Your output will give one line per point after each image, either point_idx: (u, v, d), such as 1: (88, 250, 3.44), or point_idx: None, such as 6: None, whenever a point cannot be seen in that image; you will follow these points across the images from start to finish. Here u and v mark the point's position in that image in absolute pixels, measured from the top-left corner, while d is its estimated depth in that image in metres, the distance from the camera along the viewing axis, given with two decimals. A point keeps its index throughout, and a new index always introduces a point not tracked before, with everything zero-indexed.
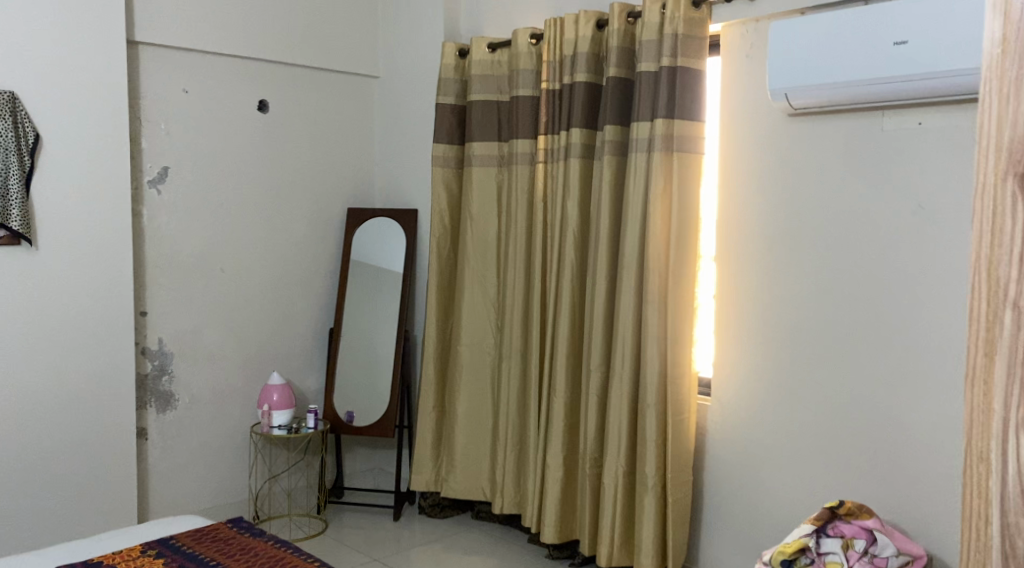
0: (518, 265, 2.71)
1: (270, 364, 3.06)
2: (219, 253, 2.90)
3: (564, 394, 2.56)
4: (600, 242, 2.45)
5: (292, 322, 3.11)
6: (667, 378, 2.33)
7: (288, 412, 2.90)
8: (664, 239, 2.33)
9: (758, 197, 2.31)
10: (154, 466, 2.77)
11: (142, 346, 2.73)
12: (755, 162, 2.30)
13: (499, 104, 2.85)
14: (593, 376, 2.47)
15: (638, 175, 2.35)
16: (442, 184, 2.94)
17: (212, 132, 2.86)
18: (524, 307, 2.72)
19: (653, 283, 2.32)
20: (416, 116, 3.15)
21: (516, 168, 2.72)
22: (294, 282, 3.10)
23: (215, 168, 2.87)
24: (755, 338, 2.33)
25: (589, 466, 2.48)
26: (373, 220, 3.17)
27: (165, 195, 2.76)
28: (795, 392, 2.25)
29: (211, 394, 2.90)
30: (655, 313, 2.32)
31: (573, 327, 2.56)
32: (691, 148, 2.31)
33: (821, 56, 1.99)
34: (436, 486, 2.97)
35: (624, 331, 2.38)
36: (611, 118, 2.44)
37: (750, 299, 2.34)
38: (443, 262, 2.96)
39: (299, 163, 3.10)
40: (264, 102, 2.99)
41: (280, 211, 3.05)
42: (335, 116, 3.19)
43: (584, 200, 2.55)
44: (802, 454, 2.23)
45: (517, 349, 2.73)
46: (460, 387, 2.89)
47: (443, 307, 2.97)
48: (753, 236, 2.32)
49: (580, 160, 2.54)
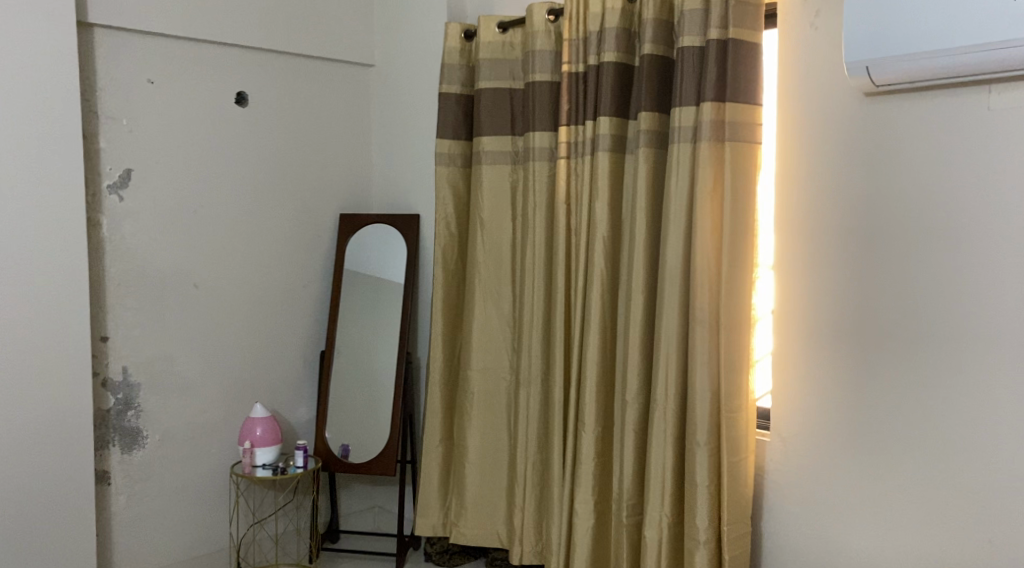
0: (537, 278, 2.35)
1: (255, 393, 2.68)
2: (193, 267, 2.52)
3: (593, 430, 2.19)
4: (635, 249, 2.08)
5: (279, 345, 2.73)
6: (720, 413, 1.95)
7: (274, 449, 2.54)
8: (715, 247, 1.97)
9: (825, 194, 1.94)
10: (120, 514, 2.40)
11: (102, 377, 2.36)
12: (824, 152, 1.93)
13: (511, 92, 2.48)
14: (629, 408, 2.09)
15: (682, 171, 1.99)
16: (448, 185, 2.58)
17: (183, 129, 2.49)
18: (544, 326, 2.35)
19: (703, 299, 1.95)
20: (418, 109, 2.77)
21: (533, 164, 2.35)
22: (281, 299, 2.73)
23: (188, 170, 2.50)
24: (824, 361, 1.96)
25: (625, 514, 2.11)
26: (370, 228, 2.79)
27: (128, 202, 2.39)
28: (876, 427, 1.88)
29: (186, 430, 2.53)
30: (704, 334, 1.95)
31: (603, 350, 2.19)
32: (746, 136, 1.94)
33: (916, 18, 1.63)
34: (444, 531, 2.60)
35: (667, 356, 2.01)
36: (646, 103, 2.08)
37: (819, 315, 1.96)
38: (450, 275, 2.60)
39: (285, 165, 2.72)
40: (242, 94, 2.61)
41: (264, 219, 2.68)
42: (326, 110, 2.81)
43: (615, 201, 2.19)
44: (887, 500, 1.87)
45: (536, 374, 2.36)
46: (471, 418, 2.52)
47: (450, 325, 2.61)
48: (820, 240, 1.95)
49: (610, 154, 2.17)
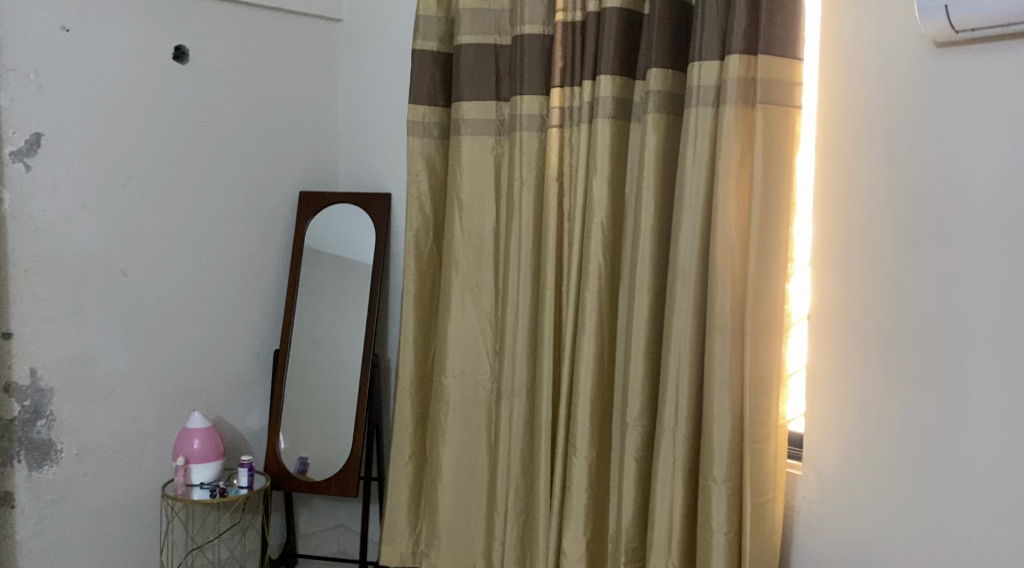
0: (522, 270, 1.97)
1: (196, 399, 2.30)
2: (119, 251, 2.14)
3: (586, 456, 1.80)
4: (639, 239, 1.70)
5: (225, 342, 2.35)
6: (743, 441, 1.58)
7: (214, 466, 2.17)
8: (739, 236, 1.58)
9: (875, 172, 1.55)
10: (27, 542, 2.04)
11: (5, 381, 1.99)
12: (875, 120, 1.54)
13: (496, 50, 2.09)
14: (630, 430, 1.71)
15: (700, 143, 1.60)
16: (422, 160, 2.20)
17: (107, 87, 2.10)
18: (530, 329, 1.97)
19: (724, 302, 1.57)
20: (389, 70, 2.38)
21: (519, 134, 1.96)
22: (229, 289, 2.35)
23: (113, 136, 2.12)
24: (871, 379, 1.57)
25: (624, 559, 1.73)
26: (334, 208, 2.41)
27: (37, 172, 2.01)
28: (937, 466, 1.49)
29: (111, 442, 2.15)
30: (724, 345, 1.57)
31: (599, 360, 1.81)
32: (782, 98, 1.56)
33: None
34: (413, 562, 2.23)
35: (678, 368, 1.63)
36: (657, 57, 1.68)
37: (866, 322, 1.57)
38: (423, 264, 2.22)
39: (233, 133, 2.33)
40: (182, 49, 2.22)
41: (208, 196, 2.29)
42: (284, 70, 2.41)
43: (616, 180, 1.80)
44: (952, 556, 1.49)
45: (520, 386, 1.98)
46: (444, 432, 2.15)
47: (424, 323, 2.24)
48: (869, 230, 1.56)
49: (612, 119, 1.78)
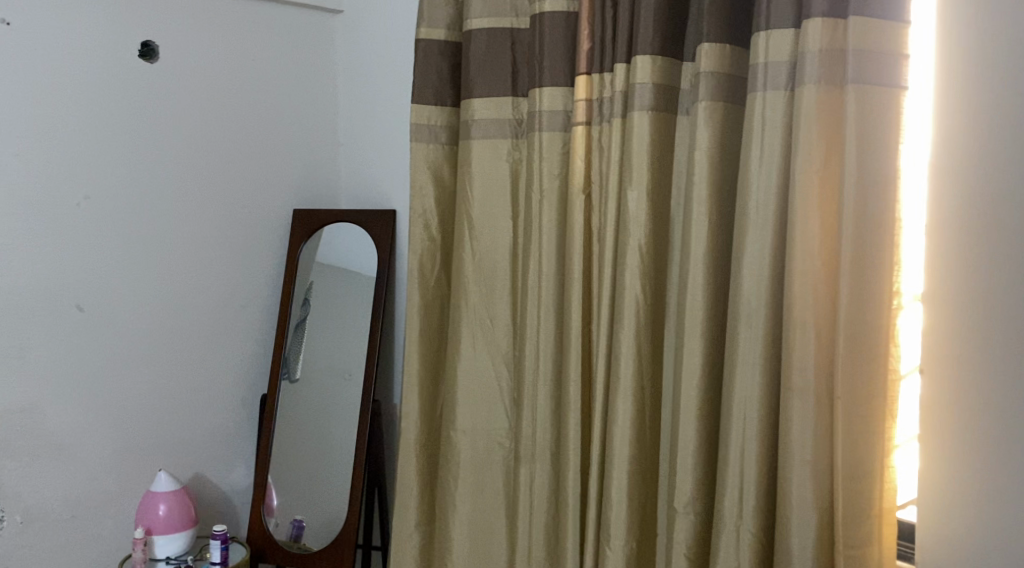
0: (544, 305, 1.58)
1: (167, 453, 1.97)
2: (73, 282, 1.83)
3: (624, 545, 1.40)
4: (688, 268, 1.30)
5: (203, 387, 2.01)
6: (834, 544, 1.16)
7: (181, 537, 1.83)
8: (825, 265, 1.17)
9: (1014, 174, 1.11)
10: None
11: None
12: (1013, 104, 1.11)
13: (514, 34, 1.71)
14: (679, 518, 1.30)
15: (769, 140, 1.20)
16: (427, 171, 1.83)
17: (55, 91, 1.80)
18: (554, 377, 1.58)
19: (805, 354, 1.16)
20: (391, 66, 2.01)
21: (539, 135, 1.58)
22: (207, 325, 2.01)
23: (62, 148, 1.81)
24: (1011, 463, 1.12)
25: None
26: (330, 230, 2.06)
27: None
28: None
29: (64, 505, 1.84)
30: (805, 412, 1.16)
31: (639, 423, 1.40)
32: (882, 76, 1.14)
33: None
34: None
35: (742, 440, 1.22)
36: (711, 29, 1.28)
37: (1003, 381, 1.13)
38: (428, 295, 1.84)
39: (211, 143, 2.00)
40: (149, 45, 1.90)
41: (181, 217, 1.96)
42: (273, 69, 2.08)
43: (657, 190, 1.40)
44: None
45: (542, 450, 1.58)
46: (454, 501, 1.76)
47: (430, 366, 1.86)
48: (1006, 256, 1.12)
49: (652, 112, 1.38)
